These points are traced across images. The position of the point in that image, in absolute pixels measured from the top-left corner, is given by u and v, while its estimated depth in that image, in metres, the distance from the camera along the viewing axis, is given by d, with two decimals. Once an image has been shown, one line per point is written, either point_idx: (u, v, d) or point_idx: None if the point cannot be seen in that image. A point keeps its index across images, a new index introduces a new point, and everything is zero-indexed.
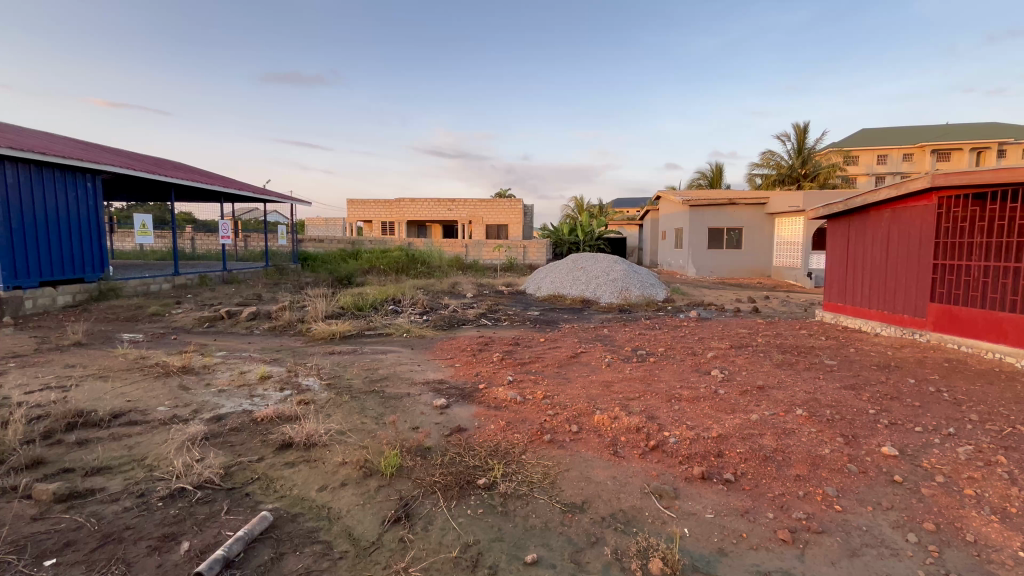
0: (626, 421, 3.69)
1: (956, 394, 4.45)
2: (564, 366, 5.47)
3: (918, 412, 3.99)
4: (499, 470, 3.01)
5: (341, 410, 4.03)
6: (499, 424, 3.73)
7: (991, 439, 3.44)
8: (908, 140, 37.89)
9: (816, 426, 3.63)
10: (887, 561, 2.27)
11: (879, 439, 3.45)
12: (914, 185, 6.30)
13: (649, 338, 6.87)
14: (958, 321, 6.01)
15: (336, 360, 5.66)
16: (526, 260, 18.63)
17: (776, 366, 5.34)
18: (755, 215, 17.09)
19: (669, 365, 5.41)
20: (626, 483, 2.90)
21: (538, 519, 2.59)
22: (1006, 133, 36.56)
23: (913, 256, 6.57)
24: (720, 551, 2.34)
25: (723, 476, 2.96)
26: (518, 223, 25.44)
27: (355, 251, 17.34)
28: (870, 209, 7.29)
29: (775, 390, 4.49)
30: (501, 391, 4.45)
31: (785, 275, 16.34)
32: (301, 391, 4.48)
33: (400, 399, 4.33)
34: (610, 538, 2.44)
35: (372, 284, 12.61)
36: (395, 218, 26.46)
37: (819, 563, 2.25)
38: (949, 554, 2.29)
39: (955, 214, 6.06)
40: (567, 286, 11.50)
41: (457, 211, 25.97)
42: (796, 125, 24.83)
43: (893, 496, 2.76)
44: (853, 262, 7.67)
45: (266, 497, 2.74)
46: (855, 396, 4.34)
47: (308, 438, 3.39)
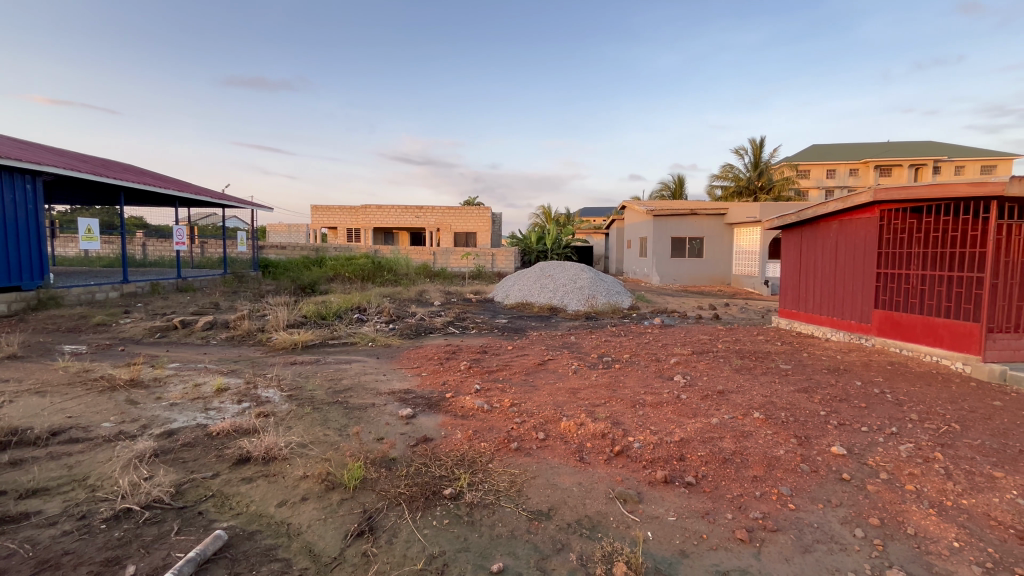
0: (592, 427, 3.74)
1: (899, 395, 4.73)
2: (531, 373, 5.50)
3: (864, 413, 4.21)
4: (465, 479, 2.99)
5: (303, 422, 3.91)
6: (466, 433, 3.72)
7: (929, 437, 3.67)
8: (854, 156, 40.23)
9: (771, 428, 3.78)
10: (836, 555, 2.38)
11: (829, 439, 3.62)
12: (859, 199, 6.69)
13: (615, 345, 6.98)
14: (899, 326, 6.40)
15: (297, 371, 5.50)
16: (494, 268, 18.63)
17: (735, 371, 5.54)
18: (714, 225, 17.74)
19: (633, 371, 5.52)
20: (591, 489, 2.94)
21: (504, 528, 2.58)
22: (941, 151, 39.30)
23: (859, 265, 6.97)
24: (681, 553, 2.39)
25: (685, 479, 3.04)
26: (487, 230, 25.52)
27: (320, 259, 16.95)
28: (820, 221, 7.70)
29: (733, 395, 4.65)
30: (468, 399, 4.43)
31: (743, 283, 16.98)
32: (260, 403, 4.33)
33: (364, 409, 4.24)
34: (575, 544, 2.46)
35: (336, 292, 12.36)
36: (361, 225, 25.94)
37: (774, 561, 2.34)
38: (892, 547, 2.43)
39: (896, 226, 6.45)
40: (535, 294, 11.61)
41: (424, 218, 25.71)
42: (752, 140, 25.99)
43: (841, 493, 2.90)
44: (805, 271, 8.09)
45: (221, 515, 2.62)
46: (808, 398, 4.56)
47: (267, 452, 3.27)
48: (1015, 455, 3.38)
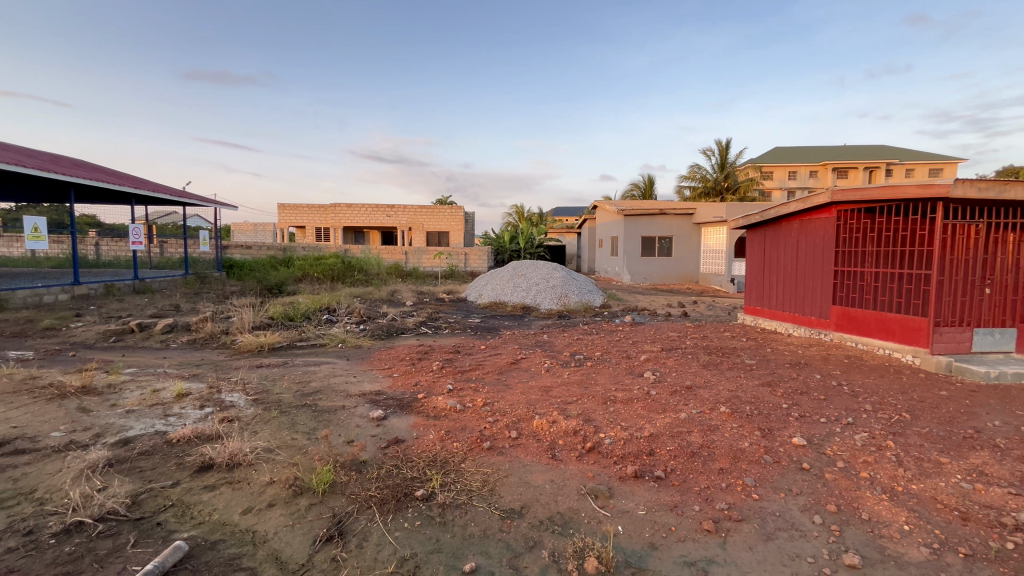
0: (564, 425, 3.77)
1: (854, 387, 4.96)
2: (504, 372, 5.51)
3: (823, 404, 4.40)
4: (437, 480, 2.97)
5: (269, 426, 3.80)
6: (438, 433, 3.69)
7: (882, 427, 3.86)
8: (814, 158, 41.88)
9: (737, 421, 3.90)
10: (797, 542, 2.47)
11: (790, 430, 3.76)
12: (818, 200, 6.97)
13: (587, 344, 7.05)
14: (855, 321, 6.70)
15: (263, 374, 5.34)
16: (467, 267, 18.54)
17: (703, 367, 5.69)
18: (683, 225, 18.15)
19: (604, 368, 5.60)
20: (563, 486, 2.96)
21: (476, 527, 2.58)
22: (893, 155, 41.32)
23: (818, 263, 7.26)
24: (650, 545, 2.44)
25: (654, 473, 3.10)
26: (459, 230, 25.38)
27: (287, 259, 16.52)
28: (782, 220, 7.99)
29: (701, 390, 4.78)
30: (440, 400, 4.40)
31: (711, 281, 17.45)
32: (224, 408, 4.18)
33: (334, 412, 4.16)
34: (547, 541, 2.48)
35: (304, 292, 12.05)
36: (331, 224, 25.38)
37: (739, 549, 2.41)
38: (848, 532, 2.54)
39: (851, 226, 6.75)
40: (508, 293, 11.62)
41: (396, 217, 25.34)
42: (718, 142, 26.68)
43: (802, 482, 3.02)
44: (768, 269, 8.37)
45: (182, 525, 2.52)
46: (771, 392, 4.73)
47: (231, 458, 3.17)
48: (960, 441, 3.59)
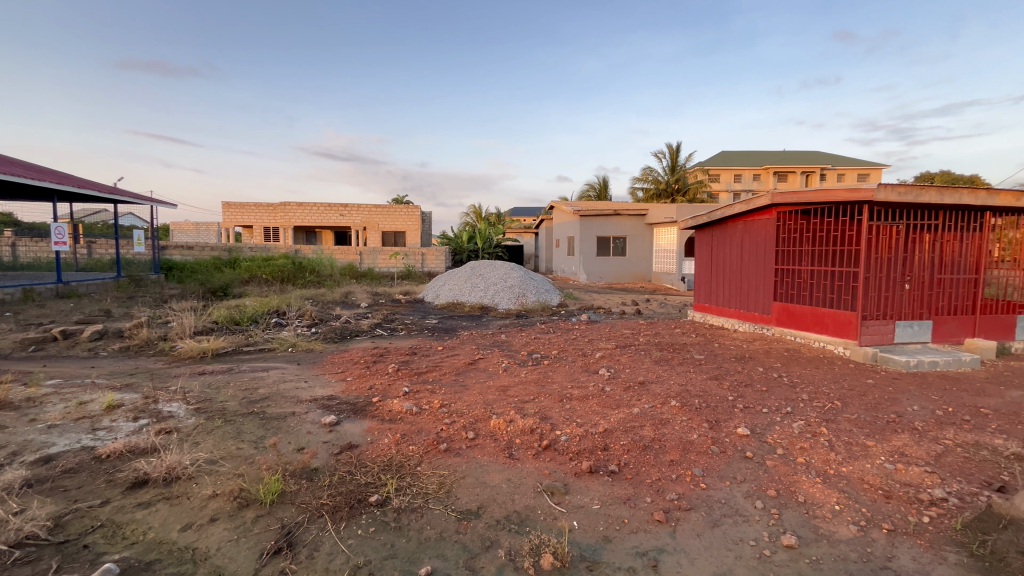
0: (521, 423, 3.80)
1: (793, 378, 5.28)
2: (461, 373, 5.48)
3: (765, 395, 4.65)
4: (392, 485, 2.92)
5: (212, 436, 3.60)
6: (394, 437, 3.62)
7: (817, 414, 4.13)
8: (757, 162, 44.18)
9: (686, 414, 4.06)
10: (740, 526, 2.60)
11: (735, 421, 3.96)
12: (759, 202, 7.36)
13: (544, 342, 7.12)
14: (794, 317, 7.12)
15: (206, 382, 5.05)
16: (424, 267, 18.27)
17: (655, 363, 5.88)
18: (636, 225, 18.68)
19: (561, 367, 5.68)
20: (520, 484, 2.98)
21: (433, 530, 2.55)
22: (827, 160, 44.18)
23: (760, 262, 7.66)
24: (605, 538, 2.50)
25: (608, 468, 3.18)
26: (416, 229, 25.02)
27: (233, 260, 15.75)
28: (727, 221, 8.38)
29: (653, 385, 4.94)
30: (396, 403, 4.31)
31: (663, 279, 18.04)
32: (161, 419, 3.93)
33: (283, 419, 4.00)
34: (504, 540, 2.49)
35: (251, 295, 11.51)
36: (280, 224, 24.36)
37: (687, 537, 2.51)
38: (787, 515, 2.70)
39: (790, 227, 7.17)
40: (465, 293, 11.57)
41: (350, 217, 24.62)
42: (669, 145, 27.61)
43: (745, 470, 3.18)
44: (715, 268, 8.76)
45: (112, 546, 2.35)
46: (718, 385, 4.96)
47: (168, 472, 2.98)
48: (884, 425, 3.90)
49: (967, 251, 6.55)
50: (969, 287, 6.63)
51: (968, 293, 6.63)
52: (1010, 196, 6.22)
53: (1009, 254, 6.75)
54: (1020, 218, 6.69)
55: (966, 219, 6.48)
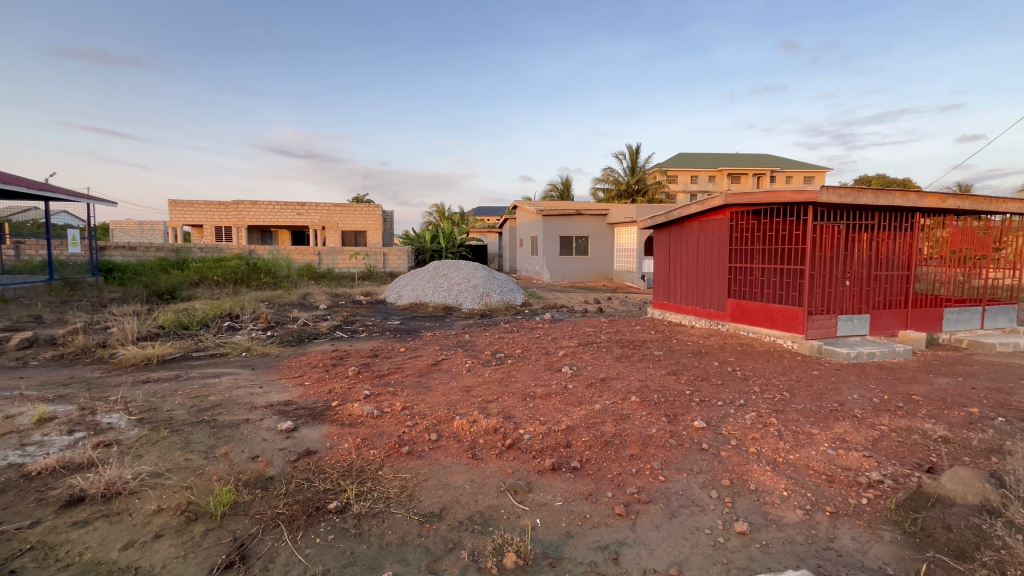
0: (485, 423, 3.79)
1: (746, 372, 5.51)
2: (424, 374, 5.41)
3: (720, 389, 4.85)
4: (352, 490, 2.85)
5: (157, 448, 3.41)
6: (354, 441, 3.54)
7: (767, 406, 4.34)
8: (712, 164, 45.84)
9: (645, 409, 4.17)
10: (696, 515, 2.70)
11: (692, 414, 4.10)
12: (714, 202, 7.64)
13: (508, 342, 7.13)
14: (746, 313, 7.43)
15: (151, 390, 4.77)
16: (386, 267, 17.92)
17: (616, 360, 6.00)
18: (598, 225, 19.00)
19: (525, 365, 5.71)
20: (483, 484, 2.98)
21: (394, 534, 2.51)
22: (777, 162, 46.36)
23: (715, 260, 7.96)
24: (567, 534, 2.53)
25: (571, 464, 3.22)
26: (377, 229, 24.52)
27: (181, 261, 15.01)
28: (684, 221, 8.66)
29: (614, 381, 5.04)
30: (356, 406, 4.21)
31: (623, 278, 18.45)
32: (99, 431, 3.68)
33: (236, 427, 3.83)
34: (466, 541, 2.47)
35: (200, 298, 10.96)
36: (233, 224, 23.31)
37: (646, 529, 2.58)
38: (740, 503, 2.82)
39: (742, 226, 7.48)
40: (428, 293, 11.44)
41: (307, 216, 23.84)
42: (629, 146, 28.22)
43: (701, 461, 3.30)
44: (673, 266, 9.03)
45: (43, 571, 2.18)
46: (676, 380, 5.12)
47: (107, 487, 2.80)
48: (828, 414, 4.13)
49: (900, 249, 7.03)
50: (902, 283, 7.11)
51: (901, 288, 7.13)
52: (937, 198, 6.72)
53: (936, 252, 7.29)
54: (945, 219, 7.24)
55: (899, 219, 6.96)
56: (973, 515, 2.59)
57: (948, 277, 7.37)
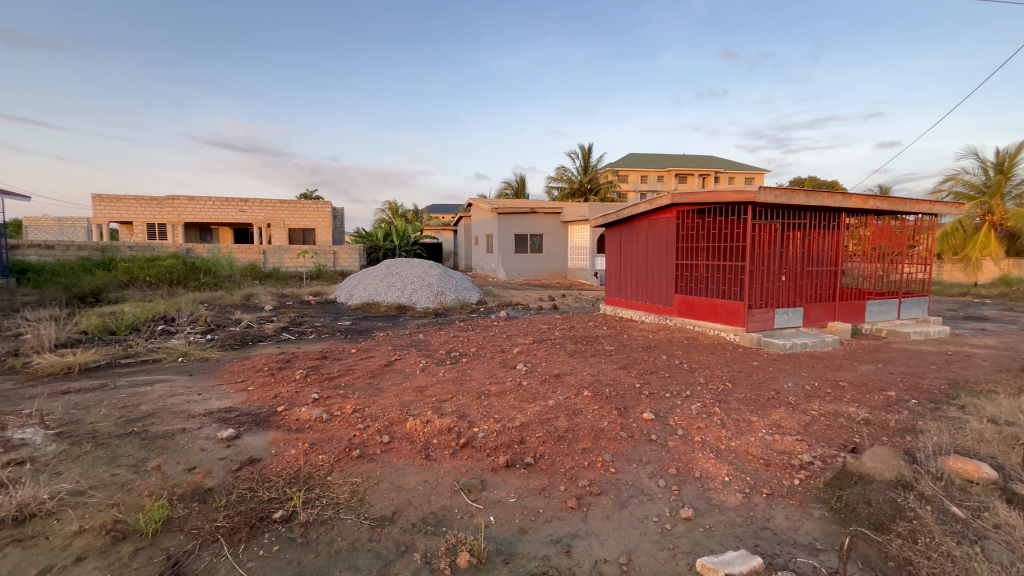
0: (438, 423, 3.75)
1: (691, 364, 5.76)
2: (376, 375, 5.28)
3: (667, 381, 5.04)
4: (299, 498, 2.74)
5: (79, 464, 3.14)
6: (301, 447, 3.40)
7: (711, 396, 4.55)
8: (661, 164, 47.46)
9: (597, 403, 4.27)
10: (645, 504, 2.79)
11: (641, 407, 4.23)
12: (662, 202, 7.91)
13: (463, 340, 7.09)
14: (693, 308, 7.75)
15: (71, 401, 4.38)
16: (337, 266, 17.35)
17: (569, 355, 6.11)
18: (552, 223, 19.24)
19: (479, 363, 5.69)
20: (436, 485, 2.95)
21: (344, 541, 2.44)
22: (720, 164, 48.61)
23: (663, 258, 8.25)
24: (520, 530, 2.55)
25: (524, 460, 3.24)
26: (327, 226, 23.69)
27: (107, 261, 13.87)
28: (634, 219, 8.90)
29: (568, 377, 5.13)
30: (304, 411, 4.06)
31: (577, 276, 18.78)
32: (11, 449, 3.34)
33: (170, 437, 3.59)
34: (420, 543, 2.44)
35: (130, 300, 10.18)
36: (167, 221, 21.81)
37: (597, 520, 2.64)
38: (686, 490, 2.94)
39: (688, 225, 7.79)
40: (381, 293, 11.18)
41: (251, 213, 22.66)
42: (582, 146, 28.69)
43: (650, 452, 3.41)
44: (624, 263, 9.28)
45: None
46: (627, 373, 5.27)
47: (19, 509, 2.55)
48: (765, 402, 4.39)
49: (828, 247, 7.56)
50: (831, 278, 7.65)
51: (830, 283, 7.67)
52: (859, 200, 7.29)
53: (860, 249, 7.91)
54: (867, 218, 7.86)
55: (828, 219, 7.48)
56: (890, 490, 2.83)
57: (870, 272, 8.01)
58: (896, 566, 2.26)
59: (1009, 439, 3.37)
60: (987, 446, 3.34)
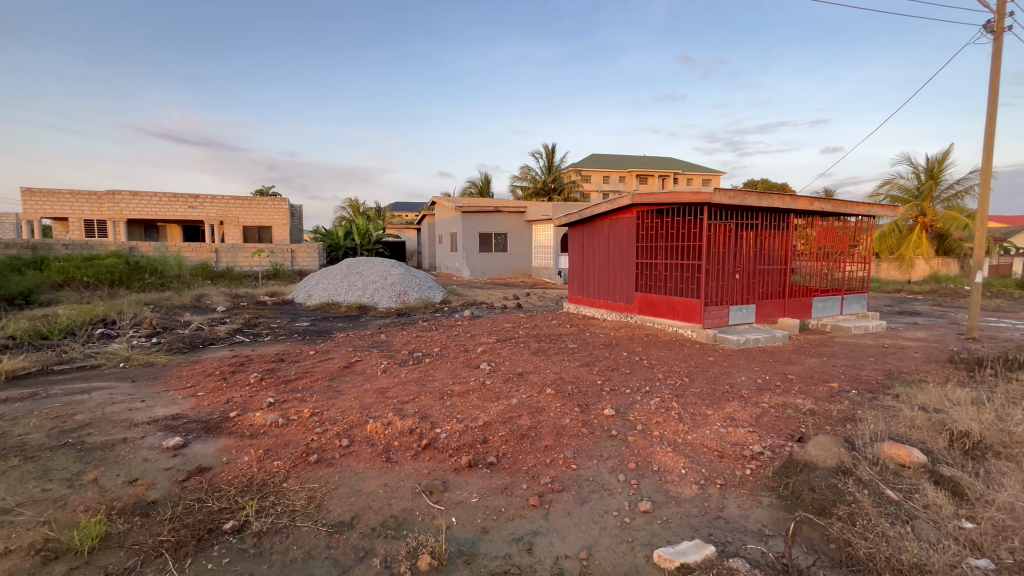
0: (400, 425, 3.69)
1: (651, 360, 5.91)
2: (335, 378, 5.14)
3: (628, 377, 5.16)
4: (252, 507, 2.63)
5: (5, 480, 2.90)
6: (255, 454, 3.27)
7: (669, 391, 4.69)
8: (623, 165, 48.48)
9: (560, 401, 4.32)
10: (605, 499, 2.84)
11: (603, 403, 4.32)
12: (623, 202, 8.06)
13: (426, 340, 7.02)
14: (652, 305, 7.95)
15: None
16: (295, 265, 16.78)
17: (533, 354, 6.15)
18: (516, 222, 19.31)
19: (443, 363, 5.65)
20: (397, 488, 2.90)
21: (300, 549, 2.36)
22: (679, 165, 50.10)
23: (624, 257, 8.42)
24: (482, 530, 2.55)
25: (487, 460, 3.24)
26: (284, 224, 22.86)
27: (39, 260, 12.88)
28: (596, 219, 9.04)
29: (531, 375, 5.16)
30: (258, 416, 3.90)
31: (542, 274, 18.93)
32: None
33: (111, 448, 3.37)
34: (379, 547, 2.40)
35: (65, 302, 9.50)
36: (107, 217, 20.47)
37: (559, 517, 2.67)
38: (644, 484, 3.01)
39: (647, 225, 7.98)
40: (342, 293, 10.90)
41: (201, 210, 21.59)
42: (546, 145, 28.91)
43: (610, 447, 3.48)
44: (587, 262, 9.41)
45: None
46: (589, 371, 5.36)
47: None
48: (720, 395, 4.57)
49: (778, 246, 7.92)
50: (781, 276, 8.02)
51: (780, 281, 8.04)
52: (805, 202, 7.69)
53: (806, 249, 8.34)
54: (813, 219, 8.29)
55: (778, 220, 7.84)
56: (832, 476, 3.00)
57: (816, 271, 8.46)
58: (837, 548, 2.39)
59: (937, 424, 3.64)
60: (917, 432, 3.59)
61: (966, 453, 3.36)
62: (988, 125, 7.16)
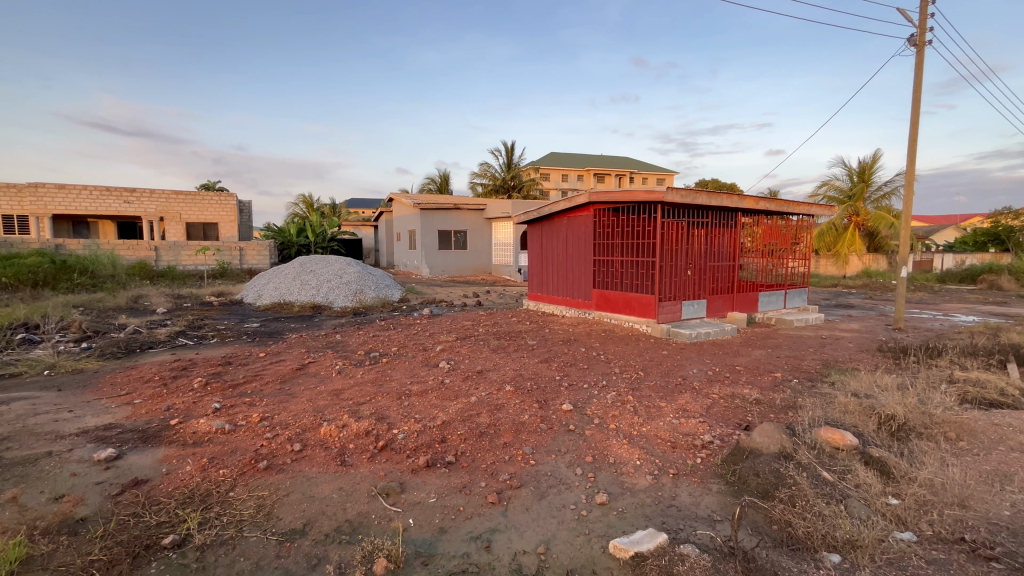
0: (355, 427, 3.59)
1: (607, 355, 6.04)
2: (287, 380, 4.95)
3: (585, 373, 5.24)
4: (194, 519, 2.49)
5: None
6: (198, 463, 3.10)
7: (625, 385, 4.81)
8: (581, 163, 49.29)
9: (519, 397, 4.34)
10: (562, 493, 2.88)
11: (561, 399, 4.37)
12: (580, 200, 8.18)
13: (384, 340, 6.88)
14: (610, 302, 8.11)
15: None
16: (243, 264, 16.01)
17: (492, 351, 6.15)
18: (476, 219, 19.20)
19: (400, 363, 5.55)
20: (352, 491, 2.82)
21: (248, 560, 2.26)
22: (635, 165, 51.40)
23: (582, 254, 8.55)
24: (440, 530, 2.52)
25: (445, 459, 3.21)
26: (232, 221, 21.76)
27: None
28: (554, 217, 9.13)
29: (490, 372, 5.15)
30: (202, 423, 3.70)
31: (502, 272, 18.96)
32: None
33: (32, 464, 3.10)
34: (333, 554, 2.33)
35: None
36: (29, 213, 18.81)
37: (517, 513, 2.68)
38: (601, 476, 3.07)
39: (604, 223, 8.13)
40: (294, 292, 10.50)
41: (139, 205, 20.22)
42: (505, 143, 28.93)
43: (568, 442, 3.53)
44: (546, 259, 9.49)
45: None
46: (547, 367, 5.41)
47: None
48: (673, 388, 4.72)
49: (727, 243, 8.26)
50: (729, 272, 8.38)
51: (729, 277, 8.39)
52: (751, 201, 8.07)
53: (753, 246, 8.73)
54: (759, 218, 8.70)
55: (726, 218, 8.18)
56: (775, 461, 3.16)
57: (761, 267, 8.89)
58: (779, 528, 2.53)
59: (867, 409, 3.91)
60: (850, 417, 3.85)
61: (892, 435, 3.63)
62: (911, 132, 7.75)
